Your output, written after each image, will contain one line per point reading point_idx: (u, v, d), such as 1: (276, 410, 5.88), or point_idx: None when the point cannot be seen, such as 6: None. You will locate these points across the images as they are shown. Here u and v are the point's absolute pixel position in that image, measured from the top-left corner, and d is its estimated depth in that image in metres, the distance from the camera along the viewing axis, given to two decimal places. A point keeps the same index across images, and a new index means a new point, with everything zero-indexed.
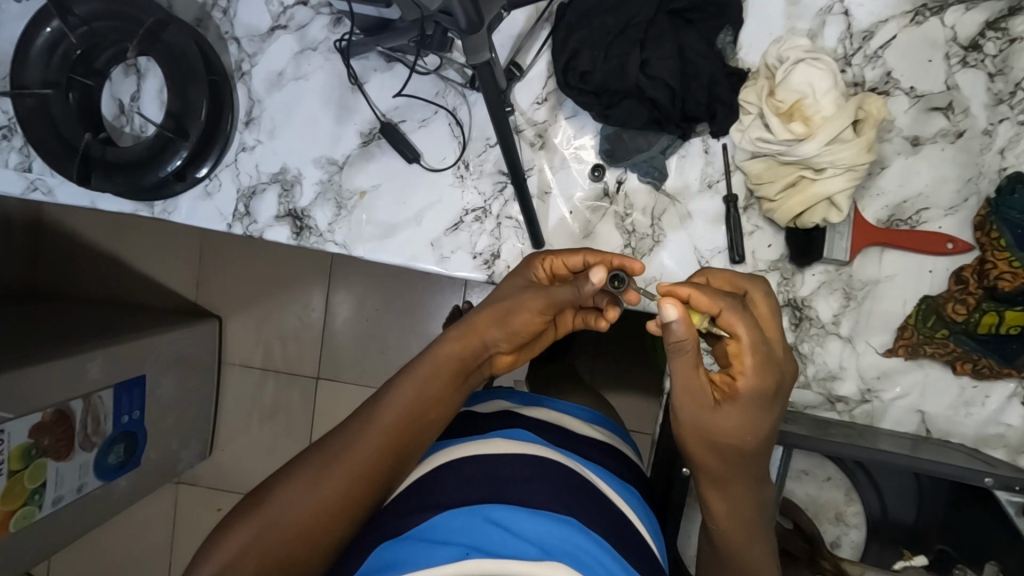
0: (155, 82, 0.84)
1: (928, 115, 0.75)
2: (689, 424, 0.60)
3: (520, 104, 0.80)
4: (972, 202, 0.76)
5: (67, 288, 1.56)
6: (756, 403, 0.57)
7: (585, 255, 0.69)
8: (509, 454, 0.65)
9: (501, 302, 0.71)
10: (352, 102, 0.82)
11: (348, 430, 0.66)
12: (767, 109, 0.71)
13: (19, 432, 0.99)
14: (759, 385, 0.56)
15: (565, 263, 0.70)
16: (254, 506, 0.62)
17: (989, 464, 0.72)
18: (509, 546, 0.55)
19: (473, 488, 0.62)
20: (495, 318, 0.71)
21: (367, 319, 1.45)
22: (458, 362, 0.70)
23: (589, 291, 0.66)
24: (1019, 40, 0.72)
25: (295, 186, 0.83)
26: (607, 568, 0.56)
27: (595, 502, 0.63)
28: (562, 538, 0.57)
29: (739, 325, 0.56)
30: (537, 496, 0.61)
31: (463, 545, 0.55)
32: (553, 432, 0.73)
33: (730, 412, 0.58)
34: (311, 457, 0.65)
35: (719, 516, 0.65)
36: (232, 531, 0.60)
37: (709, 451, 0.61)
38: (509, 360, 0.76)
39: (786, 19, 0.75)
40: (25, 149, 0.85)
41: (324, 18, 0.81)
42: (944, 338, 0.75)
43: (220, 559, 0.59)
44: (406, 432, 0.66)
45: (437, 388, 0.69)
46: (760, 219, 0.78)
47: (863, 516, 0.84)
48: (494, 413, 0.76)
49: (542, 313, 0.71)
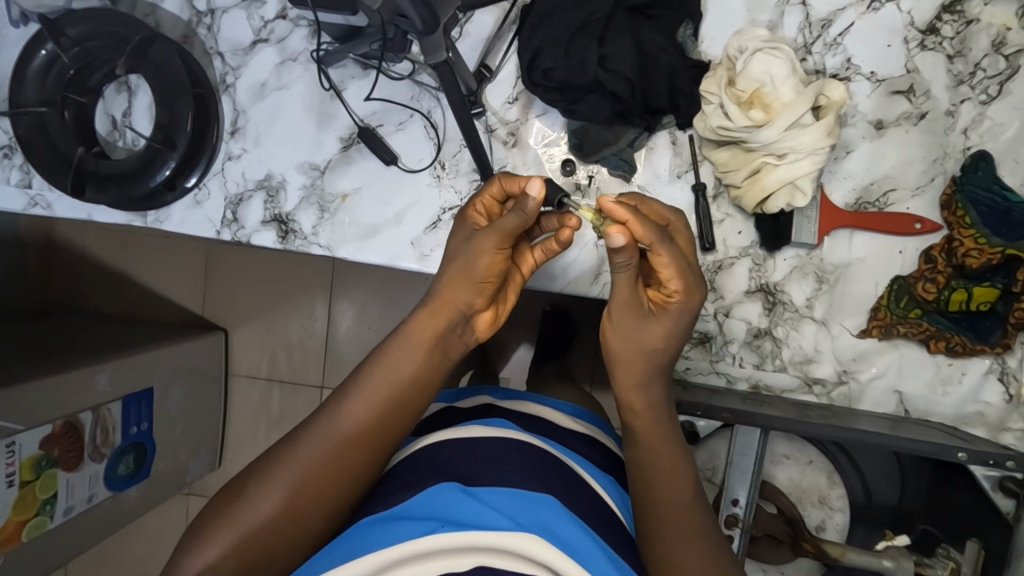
0: (147, 97, 0.88)
1: (891, 98, 0.76)
2: (621, 328, 0.61)
3: (492, 104, 0.82)
4: (939, 181, 0.77)
5: (77, 305, 1.62)
6: (687, 317, 0.60)
7: (502, 183, 0.69)
8: (491, 436, 0.67)
9: (463, 259, 0.66)
10: (331, 109, 0.85)
11: (315, 422, 0.65)
12: (728, 98, 0.72)
13: (30, 443, 1.02)
14: (690, 305, 0.59)
15: (494, 198, 0.69)
16: (228, 503, 0.63)
17: (967, 440, 0.72)
18: (482, 518, 0.58)
19: (459, 464, 0.64)
20: (461, 279, 0.65)
21: (365, 326, 1.48)
22: (434, 339, 0.66)
23: (533, 208, 0.62)
24: (975, 22, 0.73)
25: (280, 191, 0.87)
26: (583, 542, 0.58)
27: (572, 485, 0.64)
28: (536, 514, 0.59)
29: (686, 240, 0.63)
30: (518, 475, 0.63)
31: (438, 519, 0.58)
32: (534, 423, 0.75)
33: (660, 322, 0.60)
34: (281, 447, 0.65)
35: (656, 459, 0.63)
36: (210, 525, 0.62)
37: (638, 358, 0.61)
38: (490, 318, 0.69)
39: (746, 12, 0.77)
40: (25, 166, 0.89)
41: (303, 30, 0.84)
42: (917, 318, 0.76)
43: (200, 555, 0.61)
44: (377, 426, 0.65)
45: (411, 368, 0.66)
46: (730, 207, 0.79)
47: (846, 499, 0.85)
48: (477, 406, 0.78)
49: (501, 250, 0.65)
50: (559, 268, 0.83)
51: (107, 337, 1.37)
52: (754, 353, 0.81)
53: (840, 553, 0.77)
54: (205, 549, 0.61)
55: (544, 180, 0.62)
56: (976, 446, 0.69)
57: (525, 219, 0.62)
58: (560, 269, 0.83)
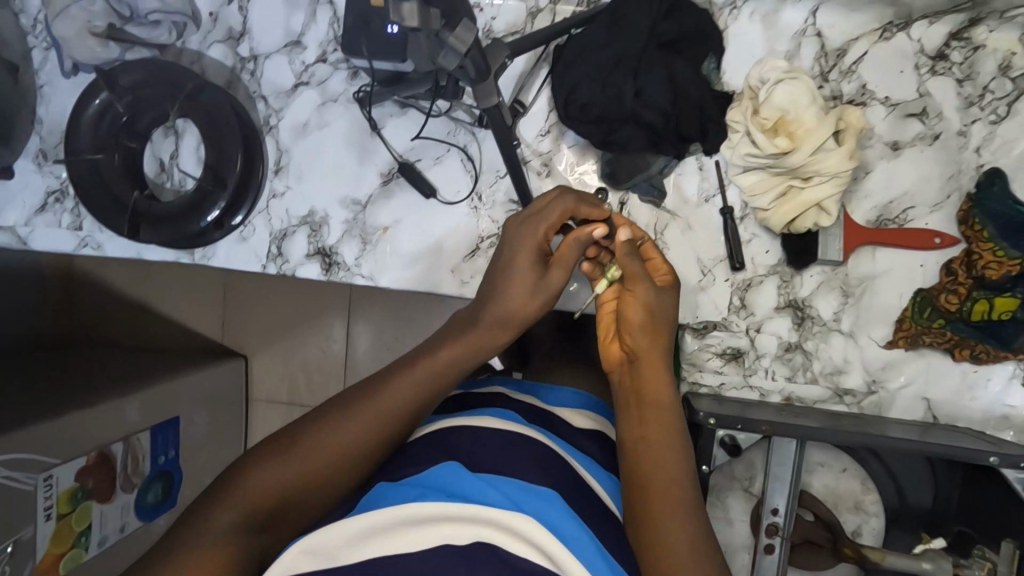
0: (194, 140, 0.92)
1: (905, 121, 0.81)
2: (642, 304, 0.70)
3: (526, 137, 0.86)
4: (955, 198, 0.81)
5: (105, 336, 1.64)
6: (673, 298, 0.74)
7: (560, 196, 0.74)
8: (501, 429, 0.67)
9: (507, 258, 0.72)
10: (371, 145, 0.89)
11: (371, 383, 0.65)
12: (754, 127, 0.77)
13: (66, 476, 1.05)
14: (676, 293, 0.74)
15: (541, 208, 0.74)
16: (267, 448, 0.61)
17: (995, 443, 0.75)
18: (481, 497, 0.58)
19: (463, 447, 0.65)
20: (529, 270, 0.71)
21: (385, 347, 1.50)
22: (501, 326, 0.70)
23: (586, 240, 0.72)
24: (982, 47, 0.78)
25: (323, 226, 0.91)
26: (573, 533, 0.56)
27: (570, 480, 0.64)
28: (534, 501, 0.58)
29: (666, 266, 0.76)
30: (519, 464, 0.62)
31: (442, 492, 0.58)
32: (540, 416, 0.75)
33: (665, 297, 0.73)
34: (333, 407, 0.63)
35: (651, 432, 0.63)
36: (246, 464, 0.60)
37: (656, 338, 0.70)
38: (516, 322, 0.77)
39: (765, 43, 0.82)
40: (77, 209, 0.93)
41: (343, 72, 0.89)
42: (942, 328, 0.79)
43: (224, 490, 0.58)
44: (430, 400, 0.64)
45: (472, 346, 0.68)
46: (757, 227, 0.83)
47: (881, 504, 0.87)
48: (488, 394, 0.78)
49: (553, 263, 0.73)
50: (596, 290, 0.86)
51: (139, 368, 1.39)
52: (786, 366, 0.85)
53: (879, 557, 0.79)
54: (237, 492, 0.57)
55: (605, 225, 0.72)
56: (1006, 450, 0.72)
57: (575, 246, 0.72)
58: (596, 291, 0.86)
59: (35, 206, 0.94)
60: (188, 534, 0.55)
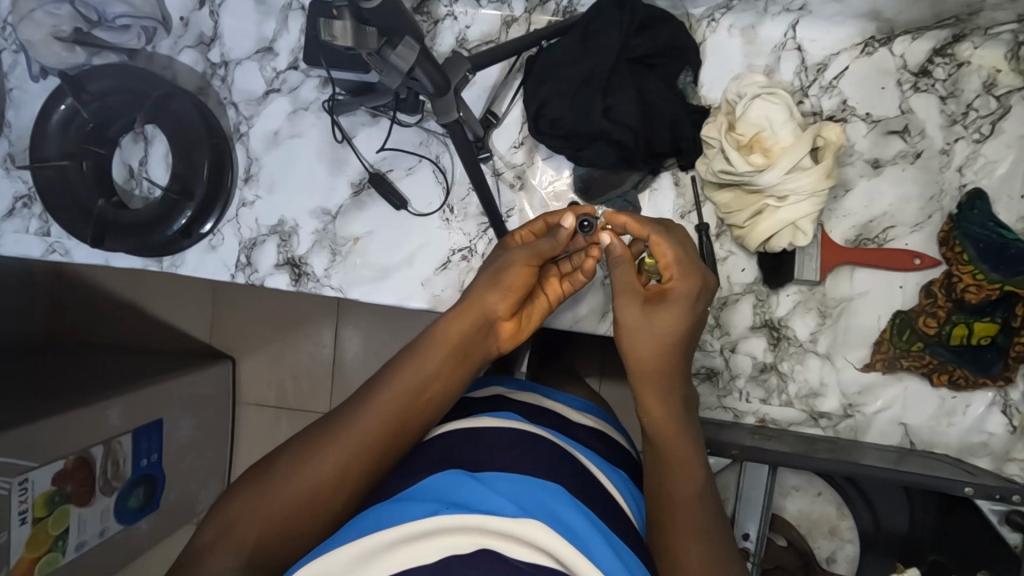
0: (163, 146, 0.91)
1: (886, 138, 0.79)
2: (631, 323, 0.64)
3: (499, 149, 0.85)
4: (936, 218, 0.79)
5: (85, 337, 1.58)
6: (684, 302, 0.63)
7: (546, 219, 0.73)
8: (505, 430, 0.65)
9: (491, 269, 0.70)
10: (342, 155, 0.88)
11: (349, 407, 0.65)
12: (728, 143, 0.75)
13: (42, 480, 1.00)
14: (688, 289, 0.64)
15: (531, 231, 0.73)
16: (259, 477, 0.63)
17: (972, 473, 0.73)
18: (490, 503, 0.55)
19: (464, 452, 0.63)
20: (489, 282, 0.69)
21: (375, 353, 1.46)
22: (461, 338, 0.67)
23: (564, 236, 0.69)
24: (966, 64, 0.76)
25: (292, 236, 0.89)
26: (583, 527, 0.55)
27: (578, 477, 0.62)
28: (539, 500, 0.57)
29: (666, 247, 0.63)
30: (520, 464, 0.61)
31: (443, 501, 0.56)
32: (545, 416, 0.74)
33: (664, 311, 0.63)
34: (314, 433, 0.64)
35: (669, 455, 0.63)
36: (240, 494, 0.62)
37: (653, 358, 0.64)
38: (512, 326, 0.71)
39: (743, 57, 0.80)
40: (44, 215, 0.91)
41: (314, 80, 0.87)
42: (920, 351, 0.77)
43: (224, 523, 0.61)
44: (401, 414, 0.64)
45: (436, 362, 0.66)
46: (733, 245, 0.81)
47: (856, 530, 0.86)
48: (489, 396, 0.77)
49: (530, 267, 0.68)
50: (567, 306, 0.85)
51: (119, 368, 1.34)
52: (761, 388, 0.83)
53: None
54: (230, 524, 0.60)
55: (574, 212, 0.68)
56: (981, 481, 0.70)
57: (556, 244, 0.68)
58: (568, 307, 0.85)
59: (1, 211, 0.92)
60: (192, 569, 0.59)
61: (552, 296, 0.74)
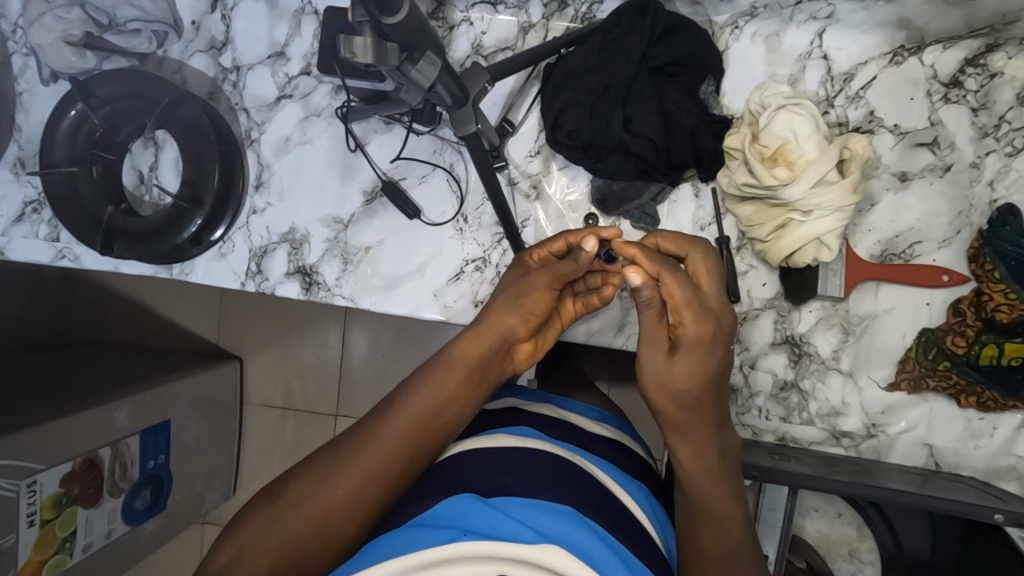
0: (174, 152, 0.90)
1: (915, 150, 0.76)
2: (647, 373, 0.60)
3: (514, 158, 0.83)
4: (965, 234, 0.76)
5: (92, 335, 1.55)
6: (700, 349, 0.58)
7: (566, 237, 0.71)
8: (515, 448, 0.63)
9: (511, 289, 0.70)
10: (353, 162, 0.86)
11: (363, 429, 0.64)
12: (753, 154, 0.73)
13: (51, 482, 0.97)
14: (700, 334, 0.58)
15: (550, 250, 0.71)
16: (269, 501, 0.60)
17: (1001, 499, 0.70)
18: (505, 529, 0.53)
19: (476, 476, 0.60)
20: (507, 304, 0.69)
21: (382, 354, 1.44)
22: (476, 360, 0.67)
23: (585, 259, 0.66)
24: (999, 74, 0.73)
25: (303, 244, 0.87)
26: (602, 553, 0.52)
27: (598, 497, 0.60)
28: (557, 522, 0.55)
29: (675, 289, 0.58)
30: (537, 486, 0.58)
31: (459, 528, 0.53)
32: (561, 429, 0.71)
33: (683, 361, 0.58)
34: (327, 456, 0.62)
35: (703, 506, 0.60)
36: (246, 520, 0.60)
37: (677, 408, 0.60)
38: (529, 348, 0.73)
39: (767, 66, 0.78)
40: (54, 220, 0.90)
41: (326, 86, 0.86)
42: (947, 370, 0.75)
43: (232, 549, 0.58)
44: (417, 436, 0.63)
45: (451, 384, 0.66)
46: (753, 259, 0.79)
47: (876, 553, 0.85)
48: (504, 408, 0.74)
49: (551, 290, 0.69)
50: (581, 319, 0.83)
51: (126, 368, 1.32)
52: (780, 405, 0.80)
53: None
54: (241, 549, 0.58)
55: (599, 238, 0.66)
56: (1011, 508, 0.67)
57: (578, 267, 0.66)
58: (582, 321, 0.83)
59: (12, 215, 0.91)
60: None
61: (564, 319, 0.75)
